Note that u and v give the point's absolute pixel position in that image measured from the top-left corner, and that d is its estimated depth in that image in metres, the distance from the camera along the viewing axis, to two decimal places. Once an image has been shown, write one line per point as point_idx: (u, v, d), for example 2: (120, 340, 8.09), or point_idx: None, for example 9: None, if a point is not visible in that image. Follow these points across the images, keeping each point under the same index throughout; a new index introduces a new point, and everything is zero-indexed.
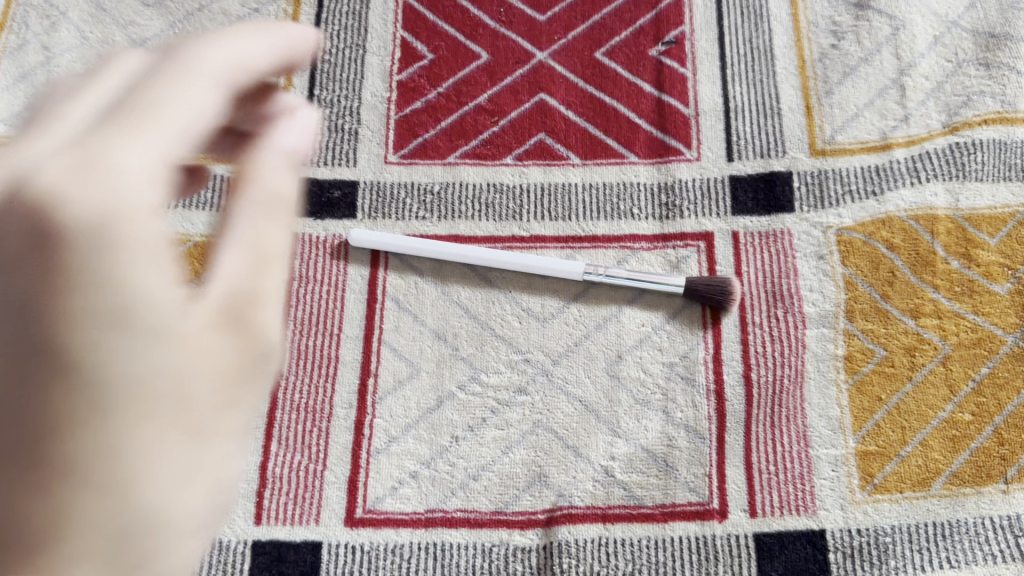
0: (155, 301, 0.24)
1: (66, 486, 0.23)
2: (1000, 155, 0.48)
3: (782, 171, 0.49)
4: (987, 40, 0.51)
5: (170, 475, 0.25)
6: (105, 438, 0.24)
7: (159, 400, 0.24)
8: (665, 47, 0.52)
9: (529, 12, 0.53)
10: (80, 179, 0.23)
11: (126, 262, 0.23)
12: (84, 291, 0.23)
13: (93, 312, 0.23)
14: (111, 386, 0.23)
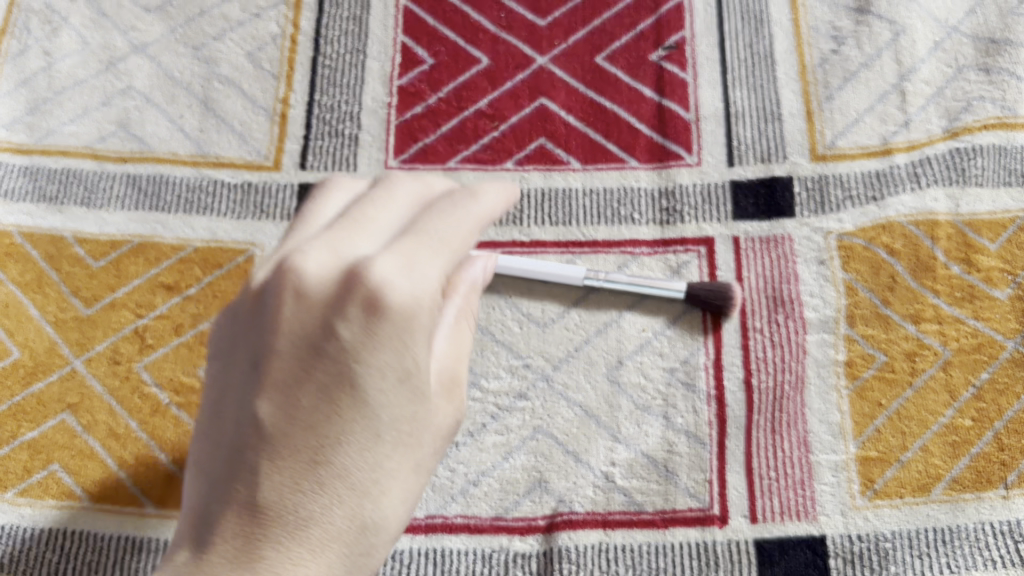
0: (411, 369, 0.30)
1: (313, 494, 0.29)
2: (1000, 160, 0.48)
3: (783, 177, 0.49)
4: (987, 45, 0.51)
5: (380, 510, 0.30)
6: (351, 468, 0.29)
7: (387, 449, 0.30)
8: (666, 52, 0.52)
9: (529, 17, 0.53)
10: (400, 271, 0.29)
11: (392, 344, 0.29)
12: (385, 351, 0.29)
13: (359, 370, 0.29)
14: (354, 430, 0.29)
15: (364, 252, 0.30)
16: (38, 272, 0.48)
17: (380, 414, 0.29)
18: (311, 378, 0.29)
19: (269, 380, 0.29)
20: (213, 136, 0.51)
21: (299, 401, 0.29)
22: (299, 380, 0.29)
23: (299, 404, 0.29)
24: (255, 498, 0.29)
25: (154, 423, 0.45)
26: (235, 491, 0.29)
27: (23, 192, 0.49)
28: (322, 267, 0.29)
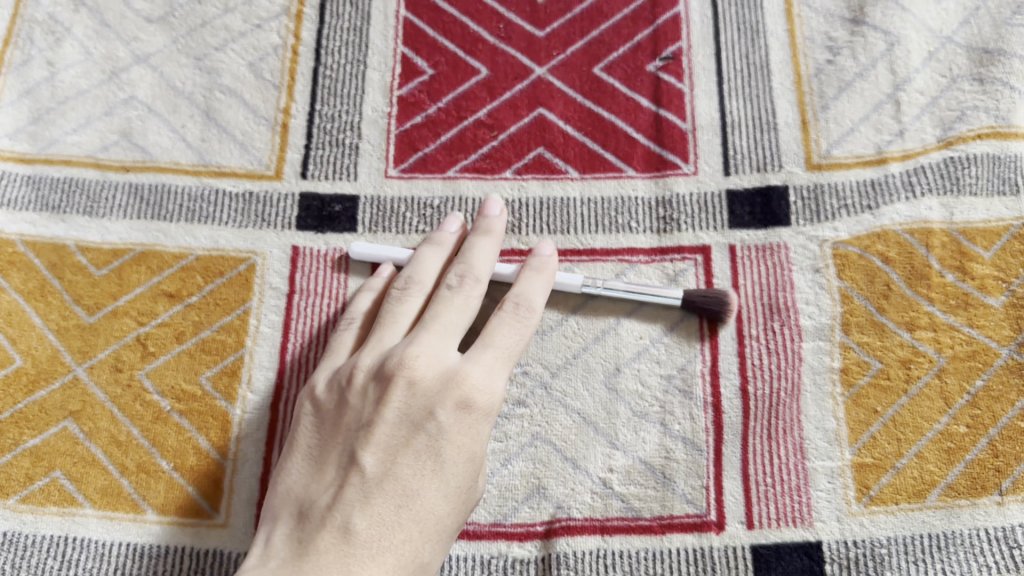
0: (477, 450, 0.40)
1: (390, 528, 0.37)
2: (994, 170, 0.49)
3: (779, 185, 0.49)
4: (981, 55, 0.52)
5: (429, 557, 0.38)
6: (423, 517, 0.38)
7: (446, 512, 0.38)
8: (663, 62, 0.53)
9: (528, 28, 0.53)
10: (484, 379, 0.40)
11: (473, 431, 0.40)
12: (468, 435, 0.39)
13: (444, 445, 0.39)
14: (431, 494, 0.38)
15: (450, 355, 0.41)
16: (41, 280, 0.48)
17: (449, 482, 0.39)
18: (409, 445, 0.39)
19: (373, 441, 0.39)
20: (215, 146, 0.51)
21: (398, 461, 0.39)
22: (396, 444, 0.39)
23: (395, 463, 0.39)
24: (349, 525, 0.37)
25: (156, 430, 0.45)
26: (333, 518, 0.38)
27: (25, 201, 0.50)
28: (428, 366, 0.41)
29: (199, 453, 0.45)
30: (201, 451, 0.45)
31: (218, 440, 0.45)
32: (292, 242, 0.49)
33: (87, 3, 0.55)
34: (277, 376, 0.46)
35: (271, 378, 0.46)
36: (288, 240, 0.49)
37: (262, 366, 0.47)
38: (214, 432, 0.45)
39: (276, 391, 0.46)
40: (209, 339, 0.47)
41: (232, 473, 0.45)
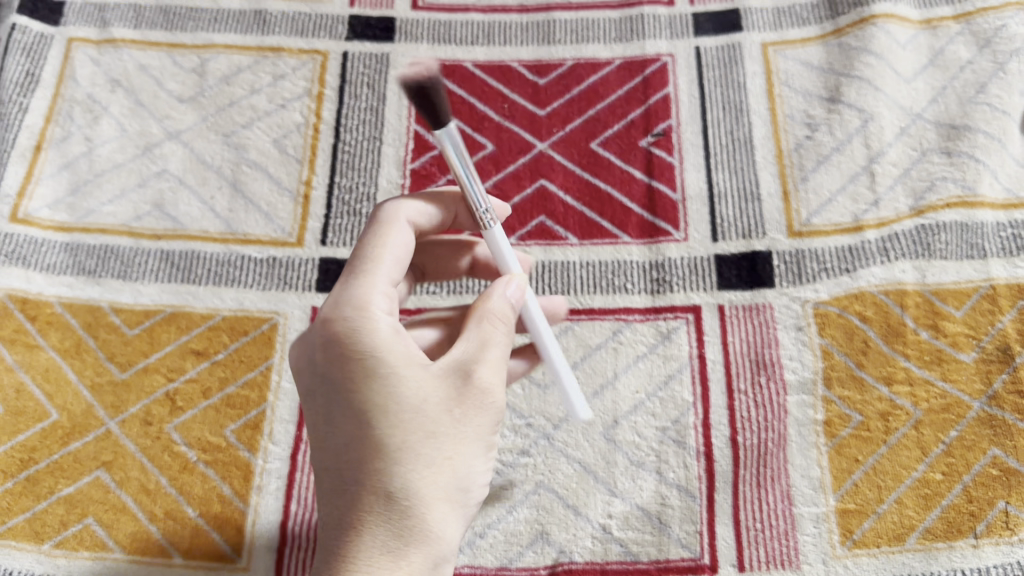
0: (381, 368, 0.36)
1: (350, 489, 0.35)
2: (962, 236, 0.52)
3: (763, 251, 0.53)
4: (949, 130, 0.56)
5: (397, 480, 0.35)
6: (365, 456, 0.35)
7: (379, 433, 0.35)
8: (654, 138, 0.58)
9: (530, 107, 0.59)
10: (333, 308, 0.37)
11: (346, 357, 0.36)
12: (351, 364, 0.36)
13: (341, 390, 0.36)
14: (360, 433, 0.35)
15: None
16: (76, 339, 0.52)
17: (368, 408, 0.35)
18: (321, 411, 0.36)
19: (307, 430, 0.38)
20: (241, 215, 0.55)
21: (321, 430, 0.36)
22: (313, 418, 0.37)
23: (320, 436, 0.36)
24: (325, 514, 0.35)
25: (183, 479, 0.48)
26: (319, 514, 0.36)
27: (63, 266, 0.54)
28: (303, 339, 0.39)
29: (223, 501, 0.48)
30: (225, 499, 0.48)
31: (241, 488, 0.48)
32: (311, 303, 0.53)
33: (124, 85, 0.59)
34: (296, 428, 0.50)
35: (291, 430, 0.50)
36: (308, 301, 0.53)
37: (283, 419, 0.50)
38: (237, 481, 0.48)
39: (294, 443, 0.49)
40: (234, 394, 0.50)
41: (253, 520, 0.48)
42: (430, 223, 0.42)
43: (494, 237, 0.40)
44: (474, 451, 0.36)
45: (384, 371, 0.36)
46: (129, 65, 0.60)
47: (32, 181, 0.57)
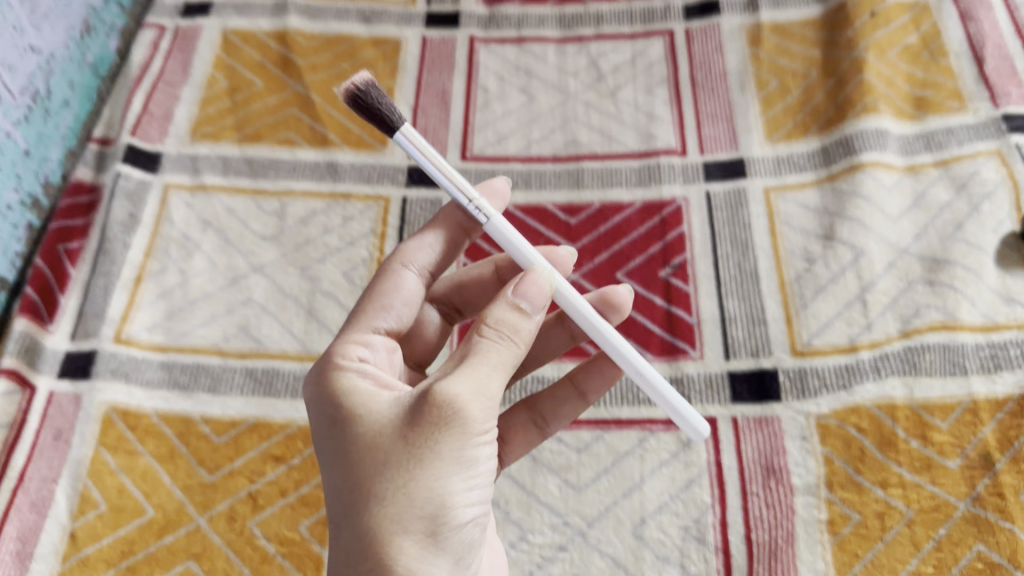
0: (348, 414, 0.41)
1: (339, 529, 0.39)
2: (945, 355, 0.60)
3: (770, 368, 0.61)
4: (931, 263, 0.64)
5: (368, 508, 0.38)
6: (342, 494, 0.39)
7: (350, 466, 0.39)
8: (672, 269, 0.67)
9: (563, 243, 0.69)
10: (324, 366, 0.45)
11: (323, 411, 0.42)
12: (326, 420, 0.42)
13: (323, 443, 0.41)
14: (332, 473, 0.40)
15: None
16: (170, 447, 0.60)
17: (340, 450, 0.40)
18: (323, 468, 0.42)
19: None
20: (315, 336, 0.63)
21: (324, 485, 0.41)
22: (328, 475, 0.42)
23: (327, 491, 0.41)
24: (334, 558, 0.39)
25: (262, 569, 0.55)
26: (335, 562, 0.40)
27: (159, 382, 0.62)
28: None
29: None
30: None
31: None
32: None
33: (214, 225, 0.69)
34: None
35: None
36: None
37: None
38: (310, 571, 0.55)
39: None
40: (307, 494, 0.58)
41: None
42: (437, 256, 0.51)
43: (495, 231, 0.46)
44: (440, 468, 0.38)
45: (349, 413, 0.41)
46: (219, 208, 0.70)
47: (134, 307, 0.66)
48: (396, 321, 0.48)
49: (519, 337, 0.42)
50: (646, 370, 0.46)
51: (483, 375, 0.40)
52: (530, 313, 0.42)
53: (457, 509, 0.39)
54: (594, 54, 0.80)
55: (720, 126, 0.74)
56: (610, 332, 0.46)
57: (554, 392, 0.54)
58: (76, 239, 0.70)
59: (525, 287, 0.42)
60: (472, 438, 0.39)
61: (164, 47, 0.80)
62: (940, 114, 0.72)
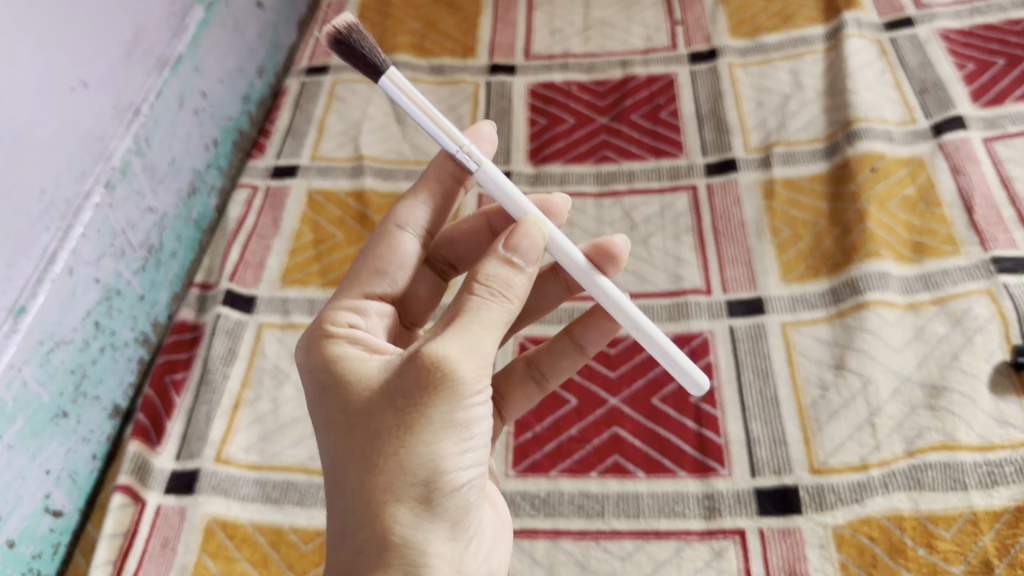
0: (349, 387, 0.49)
1: (342, 484, 0.47)
2: (946, 472, 0.67)
3: (791, 484, 0.69)
4: (932, 389, 0.72)
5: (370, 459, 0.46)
6: (344, 453, 0.47)
7: (354, 427, 0.48)
8: (702, 394, 0.76)
9: (604, 370, 0.79)
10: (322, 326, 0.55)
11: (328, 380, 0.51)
12: (329, 395, 0.50)
13: (325, 414, 0.50)
14: (337, 434, 0.48)
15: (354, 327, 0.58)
16: (264, 553, 0.69)
17: (341, 417, 0.49)
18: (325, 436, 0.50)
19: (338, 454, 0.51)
20: None
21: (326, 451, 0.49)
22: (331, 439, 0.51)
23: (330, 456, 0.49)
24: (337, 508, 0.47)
25: None
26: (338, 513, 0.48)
27: (254, 496, 0.72)
28: None
29: None
30: None
31: None
32: None
33: None
34: None
35: None
36: None
37: None
38: None
39: None
40: None
41: None
42: (429, 216, 0.62)
43: (485, 175, 0.53)
44: (436, 422, 0.46)
45: (349, 383, 0.49)
46: None
47: (233, 430, 0.76)
48: (391, 284, 0.59)
49: (507, 295, 0.49)
50: (633, 306, 0.54)
51: (471, 336, 0.47)
52: (518, 268, 0.50)
53: (446, 463, 0.47)
54: (628, 206, 0.92)
55: (740, 268, 0.85)
56: (606, 286, 0.55)
57: (553, 351, 0.67)
58: (181, 371, 0.81)
59: (514, 236, 0.50)
60: (460, 398, 0.47)
61: (256, 204, 0.93)
62: (937, 257, 0.81)
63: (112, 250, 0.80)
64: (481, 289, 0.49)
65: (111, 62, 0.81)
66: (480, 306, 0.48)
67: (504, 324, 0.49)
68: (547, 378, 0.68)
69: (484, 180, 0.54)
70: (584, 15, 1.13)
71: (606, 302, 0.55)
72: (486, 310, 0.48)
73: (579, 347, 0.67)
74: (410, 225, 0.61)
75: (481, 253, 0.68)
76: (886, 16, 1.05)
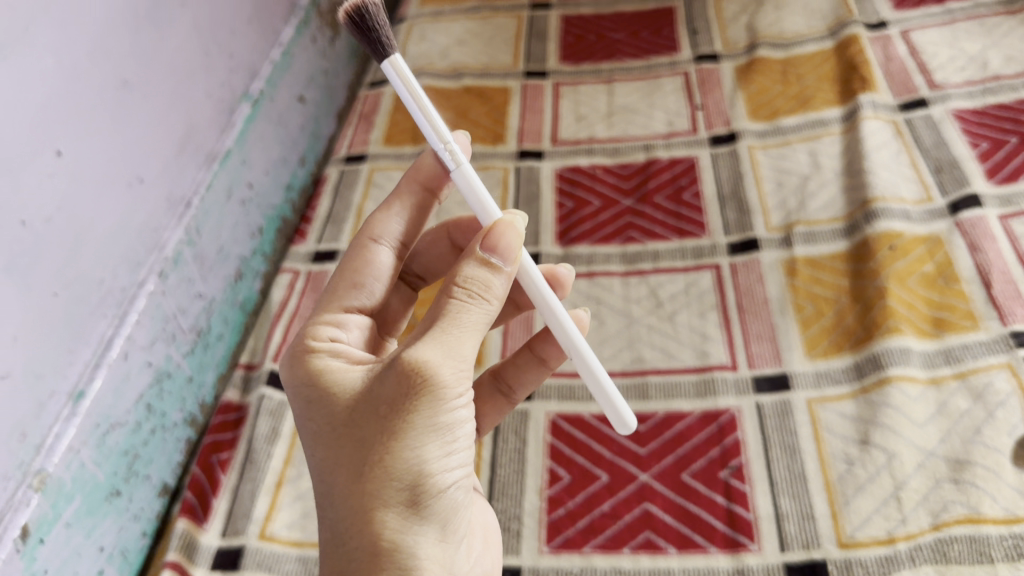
0: (334, 400, 0.53)
1: (333, 492, 0.51)
2: (972, 545, 0.68)
3: (819, 559, 0.71)
4: (955, 463, 0.74)
5: (358, 467, 0.50)
6: (332, 462, 0.51)
7: (341, 437, 0.52)
8: (731, 470, 0.78)
9: (634, 448, 0.81)
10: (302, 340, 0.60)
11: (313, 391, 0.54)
12: (315, 408, 0.54)
13: (312, 425, 0.53)
14: (326, 443, 0.52)
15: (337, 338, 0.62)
16: None
17: (327, 428, 0.52)
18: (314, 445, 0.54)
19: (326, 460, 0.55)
20: None
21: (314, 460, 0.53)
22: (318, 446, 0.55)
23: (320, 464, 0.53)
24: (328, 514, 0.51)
25: None
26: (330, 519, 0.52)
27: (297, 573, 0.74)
28: None
29: None
30: None
31: None
32: None
33: None
34: None
35: None
36: None
37: None
38: None
39: None
40: None
41: None
42: (403, 228, 0.68)
43: (461, 176, 0.58)
44: (419, 426, 0.50)
45: (334, 393, 0.53)
46: None
47: (276, 508, 0.79)
48: (369, 295, 0.64)
49: (486, 296, 0.53)
50: (576, 331, 0.57)
51: (449, 341, 0.51)
52: (496, 269, 0.53)
53: (430, 465, 0.51)
54: (653, 284, 0.95)
55: (765, 344, 0.87)
56: (553, 303, 0.58)
57: (518, 364, 0.73)
58: (226, 450, 0.84)
59: (494, 236, 0.53)
60: (441, 403, 0.50)
61: (298, 287, 0.98)
62: (957, 332, 0.84)
63: (164, 334, 0.84)
64: (461, 293, 0.52)
65: (166, 159, 0.86)
66: (458, 310, 0.52)
67: (482, 325, 0.53)
68: (513, 391, 0.74)
69: (459, 179, 0.58)
70: (608, 102, 1.18)
71: (553, 325, 0.58)
72: (464, 312, 0.52)
73: (540, 360, 0.72)
74: (384, 240, 0.66)
75: (447, 262, 0.75)
76: (900, 98, 1.09)
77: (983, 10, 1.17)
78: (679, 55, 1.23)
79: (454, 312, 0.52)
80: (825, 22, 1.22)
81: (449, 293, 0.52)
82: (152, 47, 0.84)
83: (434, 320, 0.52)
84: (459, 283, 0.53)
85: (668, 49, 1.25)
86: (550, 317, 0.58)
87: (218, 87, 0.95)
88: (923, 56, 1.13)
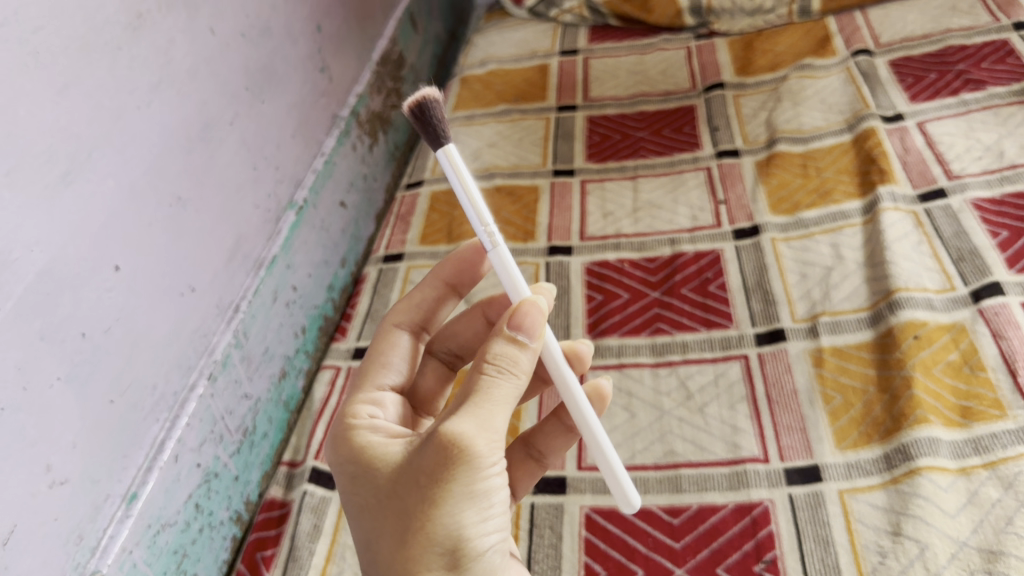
0: (377, 477, 0.55)
1: (379, 563, 0.53)
2: None
3: None
4: (988, 553, 0.74)
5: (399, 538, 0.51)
6: (377, 535, 0.53)
7: (385, 511, 0.53)
8: (766, 563, 0.79)
9: (669, 541, 0.83)
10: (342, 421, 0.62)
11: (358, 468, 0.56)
12: (360, 485, 0.56)
13: (358, 500, 0.55)
14: (371, 516, 0.54)
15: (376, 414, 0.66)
16: None
17: (372, 501, 0.54)
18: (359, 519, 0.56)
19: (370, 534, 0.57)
20: None
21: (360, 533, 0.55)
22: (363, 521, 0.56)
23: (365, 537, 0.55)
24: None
25: None
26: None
27: None
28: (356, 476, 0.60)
29: None
30: None
31: None
32: None
33: None
34: None
35: None
36: None
37: None
38: None
39: None
40: None
41: None
42: (425, 308, 0.73)
43: (496, 256, 0.59)
44: (457, 497, 0.51)
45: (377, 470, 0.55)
46: None
47: None
48: (397, 372, 0.69)
49: (515, 371, 0.54)
50: (589, 412, 0.59)
51: (482, 415, 0.52)
52: (523, 345, 0.55)
53: (467, 530, 0.51)
54: (683, 375, 0.98)
55: (796, 435, 0.89)
56: (572, 383, 0.59)
57: (546, 432, 0.75)
58: (270, 546, 0.87)
59: (518, 315, 0.55)
60: (477, 473, 0.51)
61: (339, 383, 1.01)
62: (985, 421, 0.85)
63: (212, 436, 0.87)
64: (493, 371, 0.54)
65: (216, 268, 0.91)
66: (489, 385, 0.53)
67: (513, 398, 0.54)
68: (545, 454, 0.76)
69: (495, 258, 0.59)
70: (634, 198, 1.23)
71: (569, 404, 0.59)
72: (495, 388, 0.53)
73: (566, 427, 0.74)
74: (404, 322, 0.71)
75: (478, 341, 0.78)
76: (920, 188, 1.12)
77: (997, 100, 1.20)
78: (701, 151, 1.28)
79: (487, 387, 0.53)
80: (842, 116, 1.26)
81: (481, 369, 0.54)
82: (204, 165, 0.90)
83: (469, 394, 0.53)
84: (491, 362, 0.54)
85: (691, 146, 1.29)
86: (567, 395, 0.59)
87: (265, 197, 1.01)
88: (940, 147, 1.17)
